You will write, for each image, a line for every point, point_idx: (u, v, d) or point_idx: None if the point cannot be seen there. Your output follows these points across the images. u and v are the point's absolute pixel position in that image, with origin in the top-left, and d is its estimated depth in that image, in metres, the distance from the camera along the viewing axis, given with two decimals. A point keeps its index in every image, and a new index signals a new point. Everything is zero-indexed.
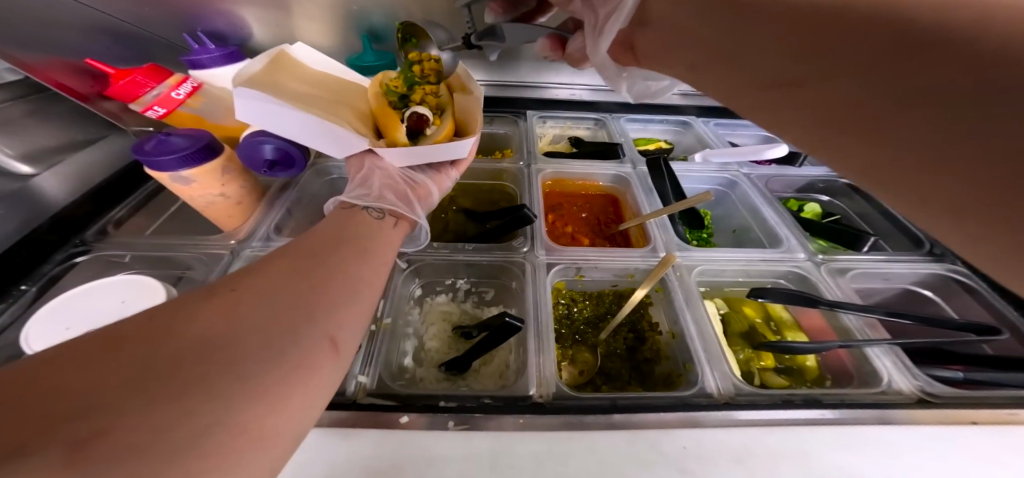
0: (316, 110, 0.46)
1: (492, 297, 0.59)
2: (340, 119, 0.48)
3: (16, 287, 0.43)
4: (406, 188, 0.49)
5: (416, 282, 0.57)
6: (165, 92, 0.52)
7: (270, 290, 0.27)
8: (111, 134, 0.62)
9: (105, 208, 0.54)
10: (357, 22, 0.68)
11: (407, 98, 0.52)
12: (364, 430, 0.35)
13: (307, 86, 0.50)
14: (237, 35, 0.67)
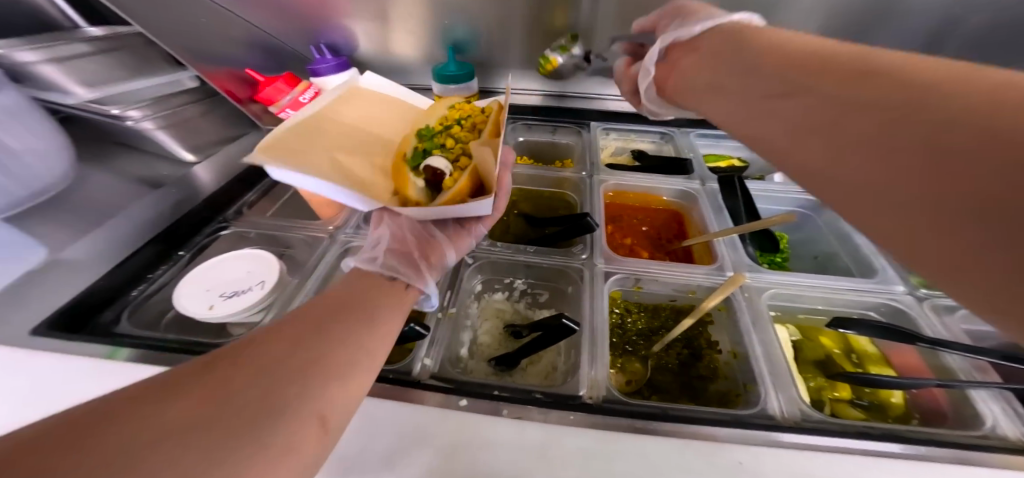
0: (333, 168, 0.47)
1: (546, 299, 0.60)
2: (357, 177, 0.49)
3: (177, 252, 0.55)
4: (419, 244, 0.45)
5: (478, 277, 0.61)
6: (295, 97, 0.63)
7: (264, 360, 0.26)
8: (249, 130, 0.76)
9: (242, 192, 0.66)
10: (446, 36, 0.76)
11: (430, 148, 0.53)
12: (426, 406, 0.40)
13: (342, 140, 0.52)
14: (349, 47, 0.78)
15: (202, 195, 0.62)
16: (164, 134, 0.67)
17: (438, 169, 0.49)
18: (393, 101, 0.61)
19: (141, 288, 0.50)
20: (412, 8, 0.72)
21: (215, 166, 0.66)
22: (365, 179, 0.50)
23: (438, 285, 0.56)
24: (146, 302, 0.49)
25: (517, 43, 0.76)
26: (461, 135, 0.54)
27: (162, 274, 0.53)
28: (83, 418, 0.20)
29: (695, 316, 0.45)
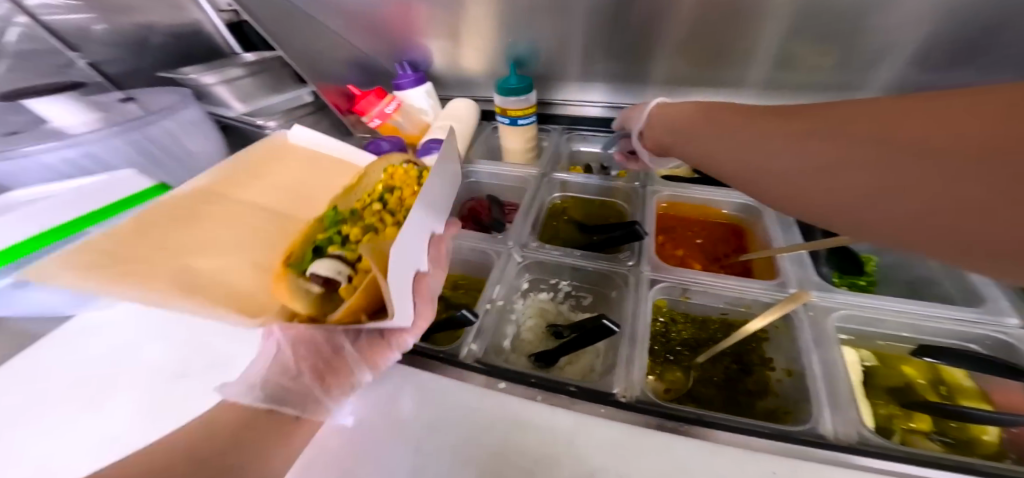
0: (172, 284, 0.35)
1: (589, 303, 0.62)
2: (227, 287, 0.39)
3: None
4: (320, 368, 0.42)
5: (526, 276, 0.63)
6: (383, 108, 0.82)
7: (163, 465, 0.36)
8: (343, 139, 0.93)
9: None
10: (509, 52, 0.83)
11: (330, 240, 0.46)
12: (468, 383, 0.44)
13: (224, 232, 0.44)
14: (426, 63, 0.90)
15: None
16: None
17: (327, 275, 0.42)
18: (324, 159, 0.58)
19: None
20: (480, 28, 0.81)
21: None
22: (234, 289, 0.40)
23: (489, 279, 0.59)
24: None
25: (574, 57, 0.80)
26: (376, 218, 0.48)
27: None
28: None
29: (745, 333, 0.41)
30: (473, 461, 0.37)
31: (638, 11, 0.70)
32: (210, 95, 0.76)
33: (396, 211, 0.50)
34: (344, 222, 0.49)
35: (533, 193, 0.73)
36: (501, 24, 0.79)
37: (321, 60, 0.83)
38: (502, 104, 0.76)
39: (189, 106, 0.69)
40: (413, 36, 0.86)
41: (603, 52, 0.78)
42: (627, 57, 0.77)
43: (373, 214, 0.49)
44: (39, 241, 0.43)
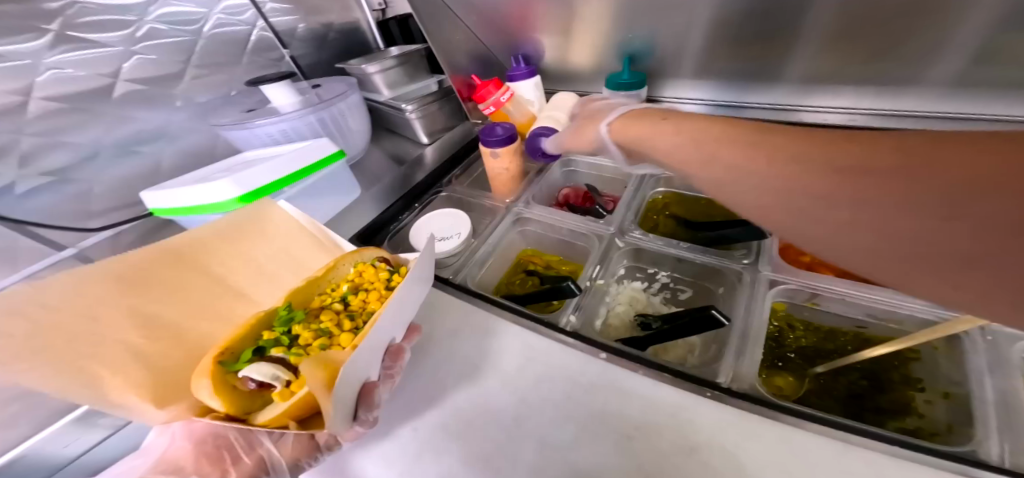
0: (75, 362, 0.40)
1: (687, 298, 0.62)
2: (141, 356, 0.45)
3: (414, 205, 0.85)
4: (213, 460, 0.43)
5: (624, 262, 0.64)
6: (498, 97, 0.87)
7: None
8: (457, 125, 1.07)
9: (451, 169, 0.94)
10: (621, 46, 0.83)
11: (281, 339, 0.50)
12: (573, 348, 0.49)
13: (173, 306, 0.51)
14: (538, 56, 0.95)
15: (429, 171, 0.93)
16: (418, 122, 0.99)
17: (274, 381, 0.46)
18: (303, 234, 0.61)
19: (398, 222, 0.81)
20: (596, 23, 0.83)
21: (437, 155, 0.99)
22: (143, 376, 0.44)
23: (590, 257, 0.62)
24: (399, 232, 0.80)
25: (693, 51, 0.78)
26: (332, 319, 0.53)
27: (408, 218, 0.83)
28: None
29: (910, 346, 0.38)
30: (576, 416, 0.42)
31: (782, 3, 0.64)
32: (369, 82, 0.98)
33: (337, 335, 0.51)
34: (297, 321, 0.52)
35: (634, 187, 0.73)
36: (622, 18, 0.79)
37: (454, 55, 0.92)
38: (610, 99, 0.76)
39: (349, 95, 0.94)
40: (532, 31, 0.91)
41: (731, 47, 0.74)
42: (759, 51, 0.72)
43: (325, 321, 0.52)
44: (270, 188, 0.61)
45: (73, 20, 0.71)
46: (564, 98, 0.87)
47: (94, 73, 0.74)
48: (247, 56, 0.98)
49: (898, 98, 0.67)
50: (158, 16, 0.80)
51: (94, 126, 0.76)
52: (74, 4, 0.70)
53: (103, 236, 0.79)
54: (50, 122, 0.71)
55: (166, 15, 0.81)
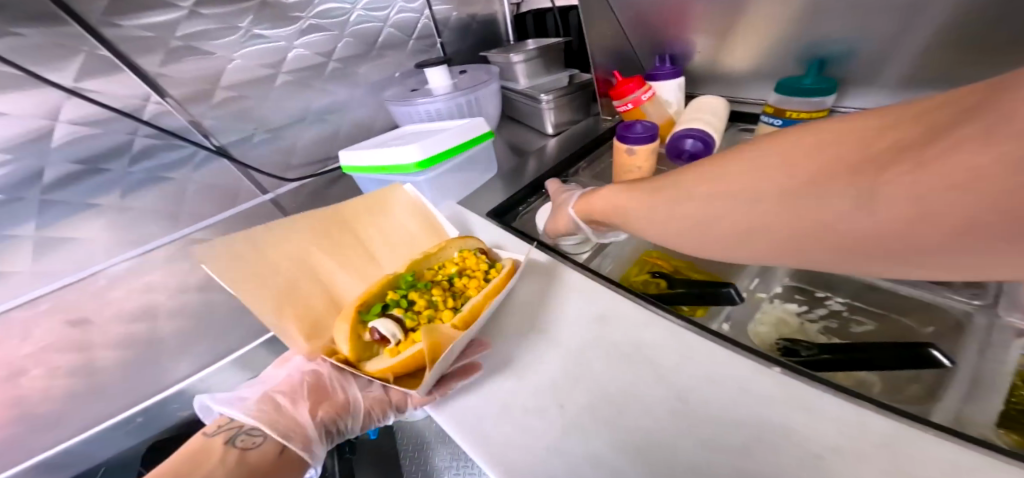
0: (265, 294, 0.57)
1: (864, 333, 0.53)
2: (299, 295, 0.60)
3: (540, 191, 0.87)
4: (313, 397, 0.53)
5: (783, 281, 0.59)
6: (639, 96, 0.85)
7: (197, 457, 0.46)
8: (584, 120, 1.08)
9: (577, 162, 0.94)
10: (800, 48, 0.74)
11: (398, 303, 0.57)
12: (740, 355, 0.45)
13: (329, 260, 0.65)
14: (686, 56, 0.90)
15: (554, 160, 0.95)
16: (550, 113, 1.02)
17: (387, 335, 0.53)
18: (427, 218, 0.71)
19: (527, 205, 0.84)
20: (767, 24, 0.75)
21: (561, 147, 1.00)
22: (300, 313, 0.59)
23: (748, 270, 0.61)
24: (525, 214, 0.82)
25: (901, 56, 0.66)
26: (442, 296, 0.58)
27: (535, 202, 0.84)
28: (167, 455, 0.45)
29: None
30: (746, 423, 0.39)
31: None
32: (510, 71, 1.05)
33: (450, 309, 0.56)
34: (414, 289, 0.60)
35: None
36: (811, 18, 0.70)
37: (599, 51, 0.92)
38: (778, 103, 0.70)
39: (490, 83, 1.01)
40: (690, 29, 0.86)
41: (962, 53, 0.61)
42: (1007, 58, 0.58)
43: (439, 295, 0.58)
44: (440, 156, 0.69)
45: (315, 9, 0.97)
46: (711, 100, 0.80)
47: (315, 53, 1.00)
48: (411, 42, 1.17)
49: None
50: (364, 4, 1.03)
51: (304, 95, 1.03)
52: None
53: (291, 186, 1.09)
54: (285, 90, 1.00)
55: (368, 4, 1.04)
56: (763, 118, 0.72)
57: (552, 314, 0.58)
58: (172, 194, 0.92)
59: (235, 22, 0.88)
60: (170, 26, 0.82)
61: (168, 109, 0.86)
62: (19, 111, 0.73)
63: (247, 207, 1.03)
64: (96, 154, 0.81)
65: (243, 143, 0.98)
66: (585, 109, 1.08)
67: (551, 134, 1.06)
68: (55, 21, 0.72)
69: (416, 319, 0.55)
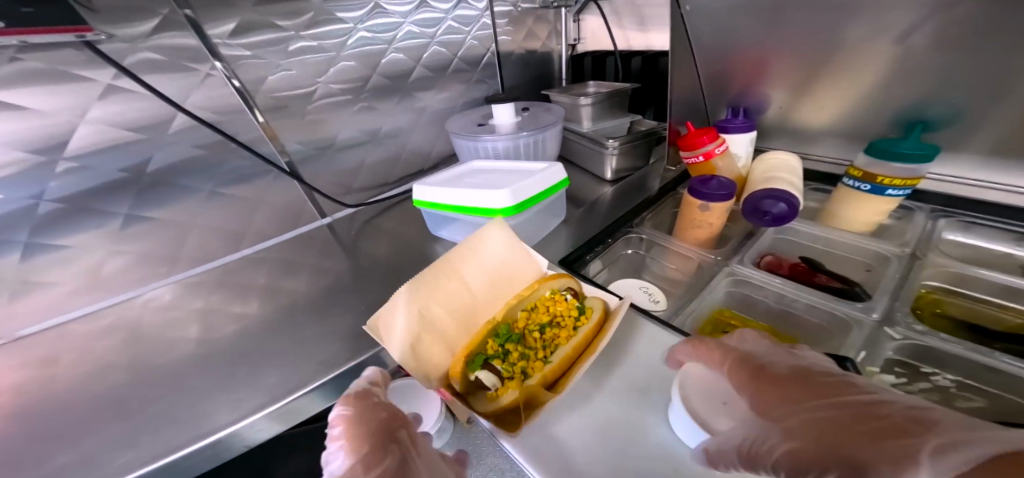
0: (401, 344, 0.48)
1: (976, 409, 0.49)
2: (425, 341, 0.49)
3: (609, 239, 0.87)
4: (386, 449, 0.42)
5: (889, 350, 0.55)
6: (712, 148, 0.87)
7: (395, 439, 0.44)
8: (642, 168, 1.11)
9: (643, 211, 0.95)
10: (883, 116, 0.77)
11: (496, 352, 0.49)
12: None
13: (443, 301, 0.53)
14: (758, 112, 0.94)
15: (619, 208, 0.97)
16: (612, 159, 1.05)
17: (488, 383, 0.46)
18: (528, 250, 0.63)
19: (597, 251, 0.84)
20: (845, 89, 0.79)
21: (622, 192, 1.02)
22: (426, 359, 0.48)
23: (852, 340, 0.56)
24: (595, 261, 0.83)
25: (989, 130, 0.68)
26: (535, 347, 0.50)
27: (604, 250, 0.86)
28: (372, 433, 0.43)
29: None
30: None
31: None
32: (576, 112, 1.11)
33: (558, 356, 0.48)
34: (511, 340, 0.51)
35: (899, 275, 0.63)
36: (892, 84, 0.72)
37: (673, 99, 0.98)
38: (868, 165, 0.71)
39: (557, 125, 1.05)
40: (763, 87, 0.90)
41: None
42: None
43: (549, 340, 0.50)
44: (527, 203, 0.70)
45: (400, 40, 1.10)
46: (789, 159, 0.83)
47: (388, 78, 1.11)
48: (475, 72, 1.32)
49: None
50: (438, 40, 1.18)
51: (372, 119, 1.14)
52: (405, 31, 1.10)
53: (349, 211, 1.18)
54: (360, 118, 1.11)
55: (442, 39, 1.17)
56: (850, 180, 0.74)
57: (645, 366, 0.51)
58: (240, 208, 1.02)
59: (331, 47, 0.99)
60: (279, 43, 0.92)
61: (254, 126, 0.96)
62: (115, 120, 0.79)
63: (306, 230, 1.12)
64: (186, 165, 0.91)
65: (312, 162, 1.08)
66: (645, 158, 1.11)
67: (609, 179, 1.09)
68: (173, 41, 0.80)
69: (524, 367, 0.47)
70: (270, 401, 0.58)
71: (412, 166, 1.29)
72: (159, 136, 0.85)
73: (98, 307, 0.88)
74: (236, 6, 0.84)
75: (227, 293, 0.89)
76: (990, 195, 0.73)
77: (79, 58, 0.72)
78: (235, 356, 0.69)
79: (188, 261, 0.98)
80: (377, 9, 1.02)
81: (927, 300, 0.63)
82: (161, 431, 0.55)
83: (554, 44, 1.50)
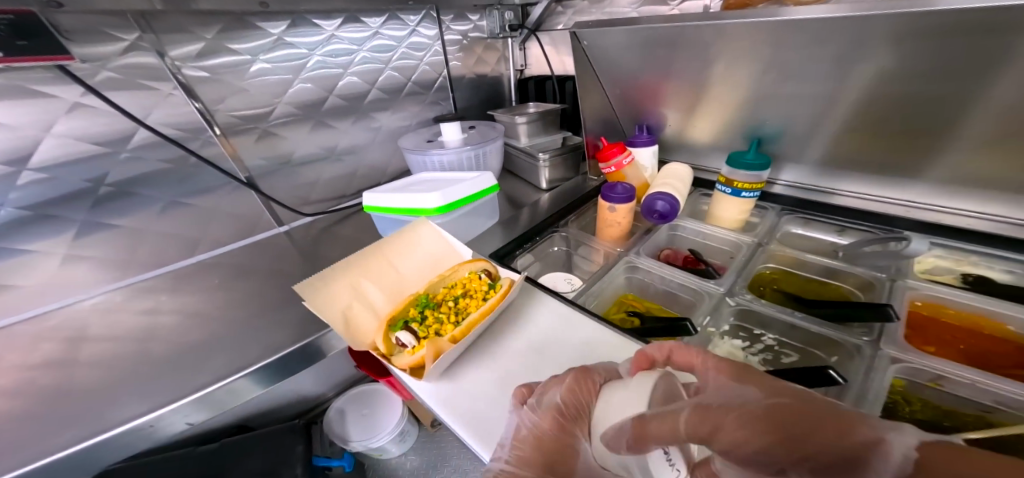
0: (332, 313, 0.58)
1: (794, 361, 0.66)
2: (354, 311, 0.61)
3: (537, 237, 1.00)
4: (551, 458, 0.42)
5: (731, 320, 0.71)
6: (620, 159, 1.04)
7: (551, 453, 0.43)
8: (573, 178, 1.28)
9: (568, 214, 1.09)
10: (747, 131, 0.97)
11: (414, 318, 0.60)
12: None
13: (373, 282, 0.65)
14: (660, 129, 1.14)
15: (548, 211, 1.11)
16: (545, 170, 1.20)
17: (404, 340, 0.56)
18: (450, 242, 0.75)
19: (525, 248, 0.96)
20: (717, 114, 0.99)
21: (553, 198, 1.18)
22: (354, 326, 0.59)
23: (701, 308, 0.70)
24: (523, 256, 0.95)
25: (815, 144, 0.89)
26: (448, 313, 0.61)
27: (532, 247, 0.97)
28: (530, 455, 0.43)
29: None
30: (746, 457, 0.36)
31: (931, 110, 0.69)
32: (515, 129, 1.27)
33: (464, 318, 0.60)
34: (429, 309, 0.62)
35: (745, 258, 0.81)
36: (746, 111, 0.93)
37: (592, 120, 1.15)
38: (730, 173, 0.90)
39: (498, 141, 1.20)
40: (661, 110, 1.09)
41: (862, 138, 0.81)
42: (905, 142, 0.77)
43: (458, 309, 0.62)
44: (457, 203, 0.83)
45: (356, 64, 1.22)
46: (679, 169, 1.03)
47: (345, 99, 1.23)
48: (429, 93, 1.45)
49: None
50: (393, 64, 1.31)
51: (330, 136, 1.24)
52: (362, 57, 1.22)
53: (307, 220, 1.27)
54: (319, 134, 1.21)
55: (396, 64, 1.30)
56: (718, 185, 0.93)
57: (538, 332, 0.64)
58: (195, 216, 1.08)
59: (291, 72, 1.10)
60: (241, 67, 1.02)
61: (214, 142, 1.04)
62: (73, 133, 0.86)
63: (262, 237, 1.20)
64: (142, 175, 0.97)
65: (270, 176, 1.17)
66: (574, 169, 1.28)
67: (544, 188, 1.24)
68: (135, 63, 0.88)
69: (435, 328, 0.58)
70: (215, 380, 0.67)
71: (369, 180, 1.40)
72: (120, 149, 0.92)
73: (46, 309, 0.92)
74: (196, 32, 0.93)
75: (179, 295, 0.94)
76: (815, 194, 0.97)
77: (47, 77, 0.80)
78: (185, 345, 0.76)
79: (140, 267, 1.03)
80: (333, 37, 1.14)
81: (765, 277, 0.82)
82: (114, 408, 0.63)
83: (504, 69, 1.67)
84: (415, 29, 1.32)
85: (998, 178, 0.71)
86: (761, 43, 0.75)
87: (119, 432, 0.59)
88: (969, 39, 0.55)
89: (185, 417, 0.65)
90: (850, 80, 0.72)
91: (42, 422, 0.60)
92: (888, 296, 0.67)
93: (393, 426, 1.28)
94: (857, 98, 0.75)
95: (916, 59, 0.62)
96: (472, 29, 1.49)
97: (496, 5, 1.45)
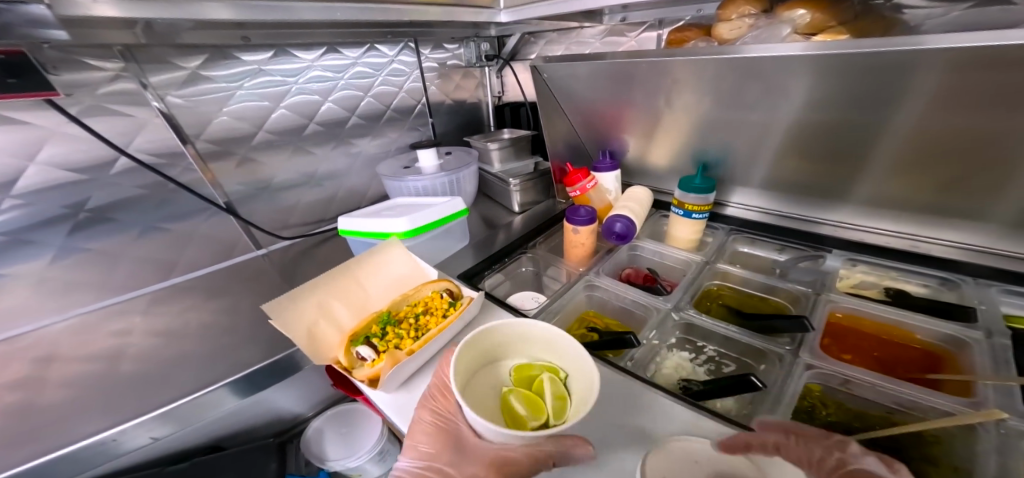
0: (298, 330, 0.62)
1: (732, 371, 0.73)
2: (319, 328, 0.65)
3: (507, 258, 1.05)
4: (436, 438, 0.51)
5: (677, 334, 0.77)
6: (584, 184, 1.12)
7: (440, 440, 0.50)
8: (545, 201, 1.35)
9: (536, 235, 1.15)
10: (696, 156, 1.06)
11: (376, 334, 0.65)
12: (611, 377, 0.60)
13: (338, 300, 0.69)
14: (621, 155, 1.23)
15: (517, 232, 1.17)
16: (517, 194, 1.27)
17: (364, 354, 0.60)
18: (417, 263, 0.80)
19: (494, 268, 1.01)
20: (669, 142, 1.08)
21: (524, 220, 1.24)
22: (319, 342, 0.63)
23: (649, 323, 0.76)
24: (492, 276, 1.00)
25: (755, 169, 0.99)
26: (408, 329, 0.66)
27: (502, 267, 1.03)
28: (425, 446, 0.50)
29: (930, 428, 0.48)
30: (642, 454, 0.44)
31: (850, 141, 0.78)
32: (488, 155, 1.35)
33: (424, 333, 0.65)
34: (390, 325, 0.66)
35: (693, 276, 0.88)
36: (693, 139, 1.02)
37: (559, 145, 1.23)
38: (682, 197, 0.97)
39: (471, 166, 1.27)
40: (621, 137, 1.18)
41: (795, 164, 0.90)
42: (834, 169, 0.86)
43: (419, 325, 0.67)
44: (425, 227, 0.89)
45: (335, 93, 1.28)
46: (638, 193, 1.11)
47: (325, 125, 1.29)
48: (408, 119, 1.53)
49: (950, 228, 0.81)
50: (372, 92, 1.38)
51: (310, 161, 1.29)
52: (341, 85, 1.29)
53: (285, 243, 1.30)
54: (298, 158, 1.26)
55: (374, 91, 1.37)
56: (673, 207, 1.01)
57: None
58: (172, 238, 1.11)
59: (272, 99, 1.16)
60: (222, 95, 1.07)
61: (194, 167, 1.08)
62: (51, 158, 0.89)
63: (240, 260, 1.23)
64: (120, 198, 1.00)
65: (249, 201, 1.21)
66: (545, 193, 1.36)
67: (516, 211, 1.31)
68: (116, 91, 0.93)
69: (394, 342, 0.63)
70: (183, 396, 0.69)
71: (349, 202, 1.45)
72: (98, 175, 0.96)
73: (16, 333, 0.92)
74: (177, 62, 0.98)
75: (152, 317, 0.96)
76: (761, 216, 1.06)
77: (27, 105, 0.83)
78: (154, 363, 0.78)
79: (115, 290, 1.05)
80: (312, 66, 1.20)
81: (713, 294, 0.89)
82: (80, 422, 0.65)
83: (482, 95, 1.76)
84: (394, 58, 1.40)
85: (910, 198, 0.80)
86: (698, 77, 0.84)
87: (82, 446, 0.61)
88: (872, 76, 0.63)
89: (150, 432, 0.67)
90: (779, 112, 0.81)
91: (5, 438, 0.62)
92: (815, 308, 0.75)
93: (372, 445, 1.25)
94: (787, 127, 0.83)
95: (827, 94, 0.71)
96: (449, 58, 1.57)
97: (472, 37, 1.55)
